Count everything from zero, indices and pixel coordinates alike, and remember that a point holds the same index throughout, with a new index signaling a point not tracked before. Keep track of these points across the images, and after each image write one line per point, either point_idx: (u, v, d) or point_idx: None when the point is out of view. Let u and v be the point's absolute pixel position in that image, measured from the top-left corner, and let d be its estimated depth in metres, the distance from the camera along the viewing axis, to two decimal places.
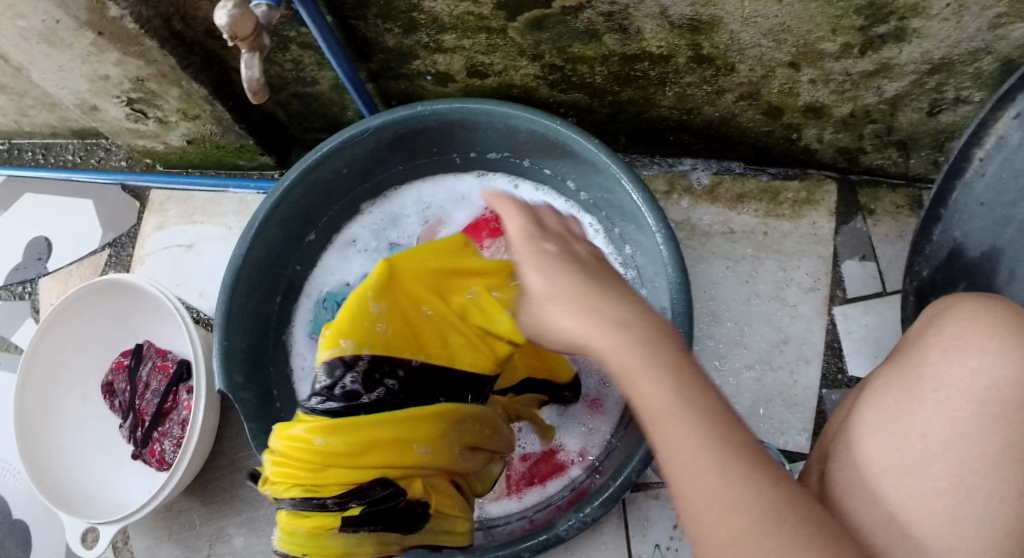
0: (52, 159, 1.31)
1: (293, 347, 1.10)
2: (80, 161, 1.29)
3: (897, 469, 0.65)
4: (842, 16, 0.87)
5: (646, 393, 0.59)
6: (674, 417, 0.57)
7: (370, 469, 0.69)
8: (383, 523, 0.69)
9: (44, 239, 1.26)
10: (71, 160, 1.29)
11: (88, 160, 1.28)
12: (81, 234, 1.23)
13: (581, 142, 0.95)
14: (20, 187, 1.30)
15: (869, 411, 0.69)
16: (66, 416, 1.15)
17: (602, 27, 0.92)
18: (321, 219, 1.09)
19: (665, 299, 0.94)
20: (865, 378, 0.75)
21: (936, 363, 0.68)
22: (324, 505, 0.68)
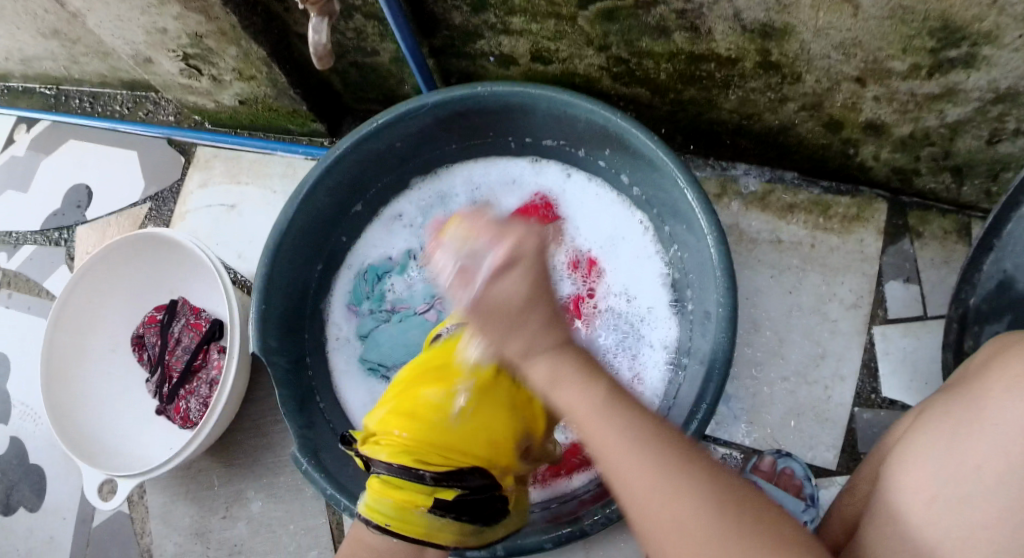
0: (99, 108, 1.31)
1: (329, 317, 1.10)
2: (128, 113, 1.28)
3: (948, 499, 0.65)
4: (915, 36, 0.87)
5: (571, 397, 0.66)
6: (602, 417, 0.65)
7: (473, 459, 0.74)
8: (467, 514, 0.73)
9: (85, 187, 1.26)
10: (118, 111, 1.29)
11: (136, 112, 1.28)
12: (124, 185, 1.23)
13: (640, 137, 0.94)
14: (65, 133, 1.30)
15: (923, 440, 0.69)
16: (93, 366, 1.15)
17: (673, 24, 0.92)
18: (369, 191, 1.09)
19: (710, 303, 0.94)
20: (924, 405, 0.74)
21: (998, 397, 0.66)
22: (422, 479, 0.71)
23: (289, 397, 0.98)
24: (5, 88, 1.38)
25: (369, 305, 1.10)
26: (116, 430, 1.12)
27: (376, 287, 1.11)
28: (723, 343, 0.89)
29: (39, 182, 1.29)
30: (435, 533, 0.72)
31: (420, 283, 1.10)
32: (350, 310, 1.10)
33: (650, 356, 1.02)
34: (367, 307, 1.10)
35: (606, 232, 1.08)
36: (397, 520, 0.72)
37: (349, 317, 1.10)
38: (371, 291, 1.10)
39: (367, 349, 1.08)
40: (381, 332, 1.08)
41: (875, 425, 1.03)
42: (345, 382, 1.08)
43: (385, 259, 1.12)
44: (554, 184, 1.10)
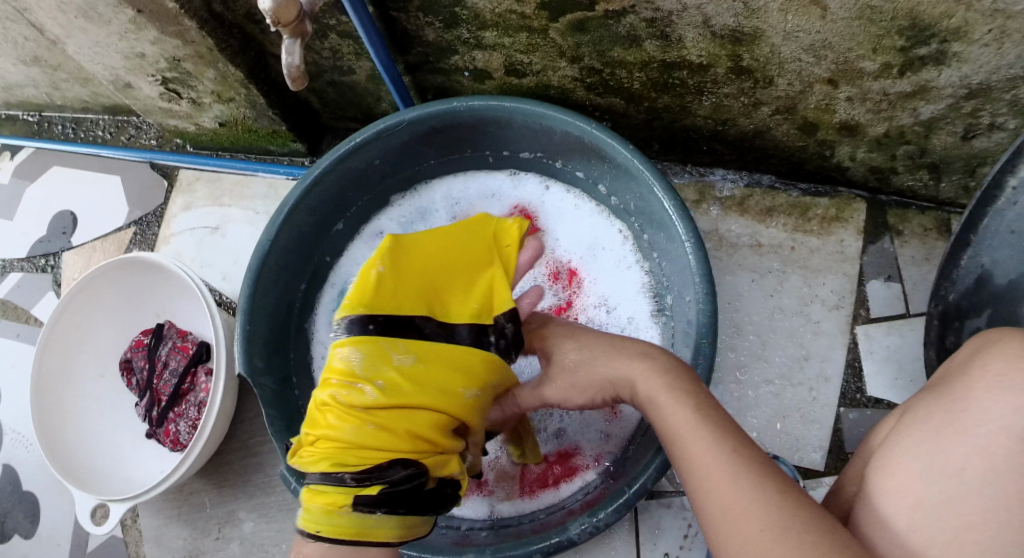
0: (82, 134, 1.31)
1: (315, 336, 1.10)
2: (110, 138, 1.29)
3: (934, 501, 0.65)
4: (884, 36, 0.87)
5: (677, 417, 0.70)
6: (693, 432, 0.68)
7: (395, 450, 0.75)
8: (405, 506, 0.72)
9: (70, 212, 1.27)
10: (101, 136, 1.30)
11: (119, 137, 1.29)
12: (108, 210, 1.24)
13: (616, 146, 0.95)
14: (49, 160, 1.31)
15: (906, 443, 0.70)
16: (83, 392, 1.15)
17: (644, 32, 0.92)
18: (350, 209, 1.09)
19: (690, 310, 0.94)
20: (907, 406, 0.75)
21: (979, 397, 0.67)
22: (342, 481, 0.72)
23: (274, 416, 0.98)
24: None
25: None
26: (104, 455, 1.12)
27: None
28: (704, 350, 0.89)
29: (24, 209, 1.30)
30: (374, 531, 0.71)
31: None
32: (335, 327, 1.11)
33: None
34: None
35: (585, 241, 1.08)
36: (329, 526, 0.71)
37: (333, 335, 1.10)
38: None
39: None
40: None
41: (862, 424, 1.03)
42: None
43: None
44: (533, 195, 1.10)
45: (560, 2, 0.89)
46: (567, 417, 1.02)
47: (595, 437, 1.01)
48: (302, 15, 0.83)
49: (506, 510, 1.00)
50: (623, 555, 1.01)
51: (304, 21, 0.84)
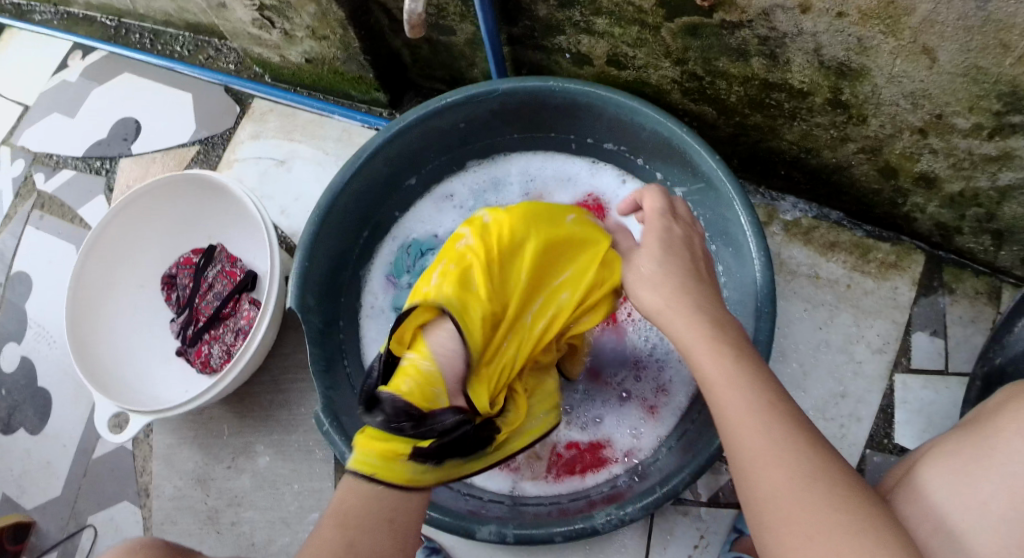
0: (159, 46, 1.30)
1: (367, 285, 1.11)
2: (187, 56, 1.28)
3: (951, 532, 0.68)
4: (982, 97, 0.90)
5: (707, 365, 0.71)
6: (730, 383, 0.69)
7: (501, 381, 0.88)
8: (449, 456, 0.78)
9: (134, 120, 1.26)
10: (178, 52, 1.29)
11: (196, 56, 1.28)
12: (174, 126, 1.23)
13: (702, 154, 0.96)
14: (122, 66, 1.30)
15: (932, 472, 0.71)
16: (121, 299, 1.15)
17: (754, 48, 0.95)
18: (425, 166, 1.09)
19: (749, 327, 0.95)
20: (936, 437, 0.76)
21: (1009, 437, 0.68)
22: (400, 429, 0.76)
23: (318, 356, 0.98)
24: (65, 13, 1.38)
25: (409, 280, 1.10)
26: (130, 364, 1.12)
27: (418, 261, 1.09)
28: None
29: (88, 109, 1.29)
30: (415, 479, 0.74)
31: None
32: (389, 281, 1.11)
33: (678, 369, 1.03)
34: (406, 281, 1.10)
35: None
36: (382, 469, 0.73)
37: (386, 288, 1.11)
38: (412, 266, 1.10)
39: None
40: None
41: (884, 469, 1.05)
42: (374, 352, 1.08)
43: (432, 237, 1.12)
44: (609, 187, 1.12)
45: (681, 3, 0.91)
46: (605, 409, 1.03)
47: (629, 433, 1.02)
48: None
49: (529, 490, 1.00)
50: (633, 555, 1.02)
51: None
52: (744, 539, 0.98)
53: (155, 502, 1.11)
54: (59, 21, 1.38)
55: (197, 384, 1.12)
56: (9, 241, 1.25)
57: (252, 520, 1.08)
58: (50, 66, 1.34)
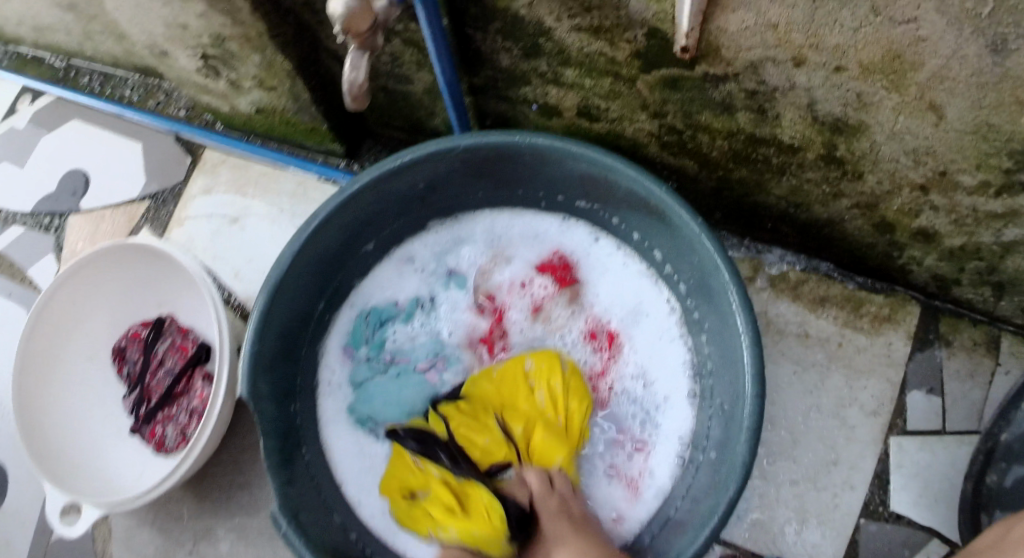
0: (109, 90, 1.17)
1: (323, 358, 1.03)
2: (137, 101, 1.16)
3: None
4: (992, 154, 0.82)
5: None
6: None
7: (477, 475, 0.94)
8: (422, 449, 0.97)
9: (82, 172, 1.15)
10: (127, 97, 1.16)
11: (146, 101, 1.15)
12: (124, 179, 1.13)
13: (682, 215, 0.87)
14: (69, 112, 1.19)
15: None
16: (69, 373, 1.06)
17: (740, 103, 0.88)
18: (382, 230, 1.01)
19: (738, 405, 0.88)
20: None
21: None
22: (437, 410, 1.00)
23: (273, 449, 0.91)
24: (15, 52, 1.23)
25: (366, 351, 1.04)
26: (83, 440, 1.03)
27: (376, 332, 1.04)
28: (745, 454, 0.83)
29: (37, 160, 1.18)
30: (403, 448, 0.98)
31: (424, 337, 1.04)
32: (344, 352, 1.04)
33: (663, 451, 0.97)
34: (364, 353, 1.04)
35: (629, 306, 1.02)
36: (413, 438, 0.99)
37: (342, 360, 1.03)
38: (371, 336, 1.04)
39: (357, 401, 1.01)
40: (374, 383, 1.01)
41: (880, 539, 0.99)
42: (333, 429, 1.01)
43: (391, 303, 1.05)
44: (579, 246, 1.05)
45: (657, 55, 0.85)
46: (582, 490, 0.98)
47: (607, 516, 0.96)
48: (376, 27, 0.74)
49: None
50: None
51: (376, 35, 0.74)
52: None
53: None
54: (5, 60, 1.23)
55: (154, 466, 1.04)
56: None
57: None
58: None
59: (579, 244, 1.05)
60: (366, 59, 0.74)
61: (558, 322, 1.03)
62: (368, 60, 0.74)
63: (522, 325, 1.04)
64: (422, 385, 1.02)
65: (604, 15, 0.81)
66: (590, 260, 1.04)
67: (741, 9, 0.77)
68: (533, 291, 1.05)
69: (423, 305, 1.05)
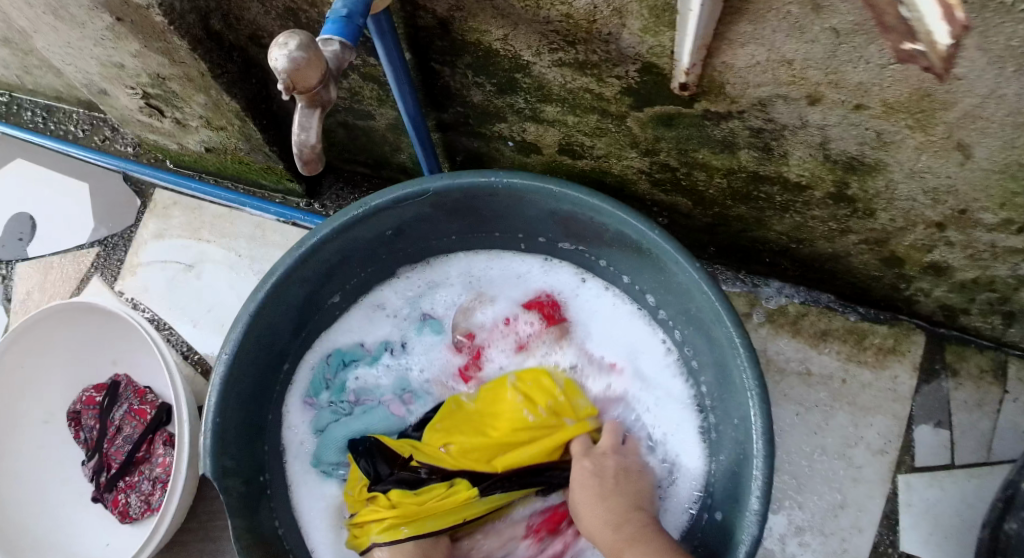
0: (53, 125, 1.10)
1: (285, 418, 0.94)
2: (83, 137, 1.09)
3: None
4: (1018, 193, 0.76)
5: None
6: None
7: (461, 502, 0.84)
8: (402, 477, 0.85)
9: (29, 217, 1.06)
10: (72, 133, 1.09)
11: (91, 137, 1.08)
12: (71, 223, 1.04)
13: (679, 260, 0.81)
14: (12, 150, 1.10)
15: None
16: (20, 441, 0.97)
17: (743, 141, 0.80)
18: (349, 281, 0.94)
19: (744, 465, 0.81)
20: None
21: None
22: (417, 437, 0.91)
23: (243, 529, 0.82)
24: None
25: (328, 396, 0.96)
26: (38, 516, 0.94)
27: (339, 374, 0.97)
28: (755, 518, 0.77)
29: None
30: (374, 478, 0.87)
31: (391, 376, 0.98)
32: (306, 403, 0.96)
33: (665, 512, 0.90)
34: (326, 398, 0.96)
35: (622, 349, 0.97)
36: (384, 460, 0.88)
37: (304, 415, 0.95)
38: (333, 379, 0.96)
39: (323, 448, 0.92)
40: (338, 426, 0.93)
41: None
42: (301, 493, 0.93)
43: (358, 346, 0.99)
44: (566, 286, 0.99)
45: (652, 91, 0.77)
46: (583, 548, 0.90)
47: None
48: (328, 79, 0.63)
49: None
50: None
51: (328, 87, 0.64)
52: None
53: None
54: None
55: (121, 539, 0.94)
56: None
57: None
58: None
59: (566, 283, 0.99)
60: (317, 116, 0.64)
61: (542, 363, 0.97)
62: (320, 118, 0.64)
63: (503, 363, 0.98)
64: (389, 419, 0.94)
65: (590, 49, 0.74)
66: (576, 302, 0.98)
67: (751, 43, 0.68)
68: (519, 330, 0.98)
69: (393, 348, 0.99)
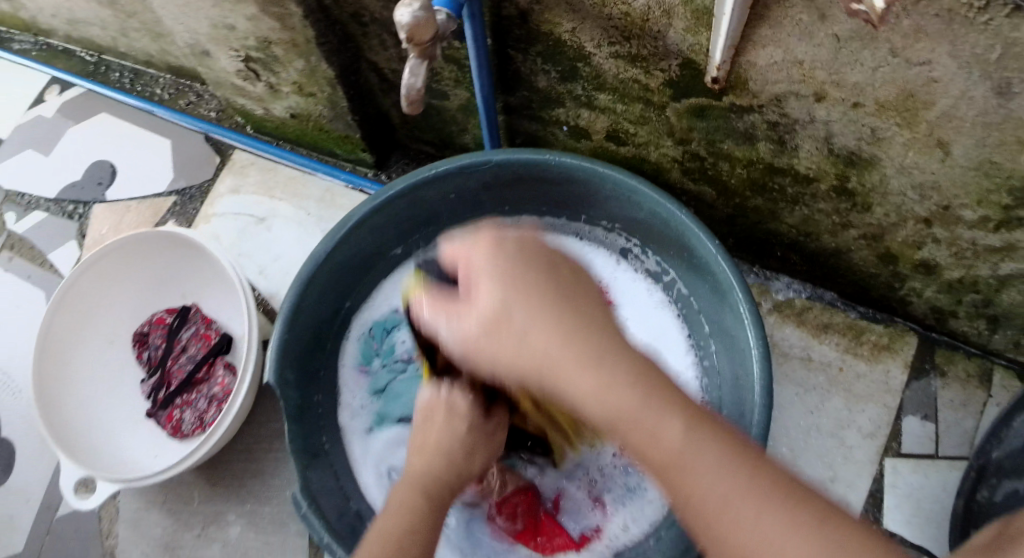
0: (140, 88, 1.25)
1: (340, 378, 1.05)
2: (168, 99, 1.23)
3: None
4: (992, 191, 0.87)
5: (593, 385, 0.55)
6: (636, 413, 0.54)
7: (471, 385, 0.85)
8: None
9: (110, 164, 1.20)
10: (158, 96, 1.23)
11: (177, 100, 1.23)
12: (151, 172, 1.17)
13: (701, 238, 0.92)
14: (98, 106, 1.25)
15: None
16: (87, 356, 1.06)
17: (762, 133, 0.94)
18: (411, 237, 1.05)
19: (746, 418, 0.90)
20: None
21: None
22: None
23: (296, 435, 0.93)
24: (46, 45, 1.32)
25: (379, 362, 1.06)
26: (99, 426, 1.02)
27: (384, 341, 1.07)
28: None
29: (62, 149, 1.23)
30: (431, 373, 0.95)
31: None
32: (360, 371, 1.06)
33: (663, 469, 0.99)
34: (378, 364, 1.06)
35: (646, 335, 1.08)
36: None
37: (359, 382, 1.05)
38: (380, 348, 1.07)
39: (387, 406, 1.03)
40: (398, 386, 1.04)
41: None
42: (352, 441, 1.02)
43: (392, 312, 1.08)
44: (605, 272, 1.11)
45: (688, 85, 0.92)
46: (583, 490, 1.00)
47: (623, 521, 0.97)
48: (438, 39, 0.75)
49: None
50: None
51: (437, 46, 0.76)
52: None
53: None
54: (37, 51, 1.32)
55: (168, 452, 1.03)
56: None
57: None
58: (22, 102, 1.28)
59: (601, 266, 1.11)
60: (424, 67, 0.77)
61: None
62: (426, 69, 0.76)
63: None
64: None
65: (642, 44, 0.88)
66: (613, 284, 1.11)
67: (770, 45, 0.82)
68: None
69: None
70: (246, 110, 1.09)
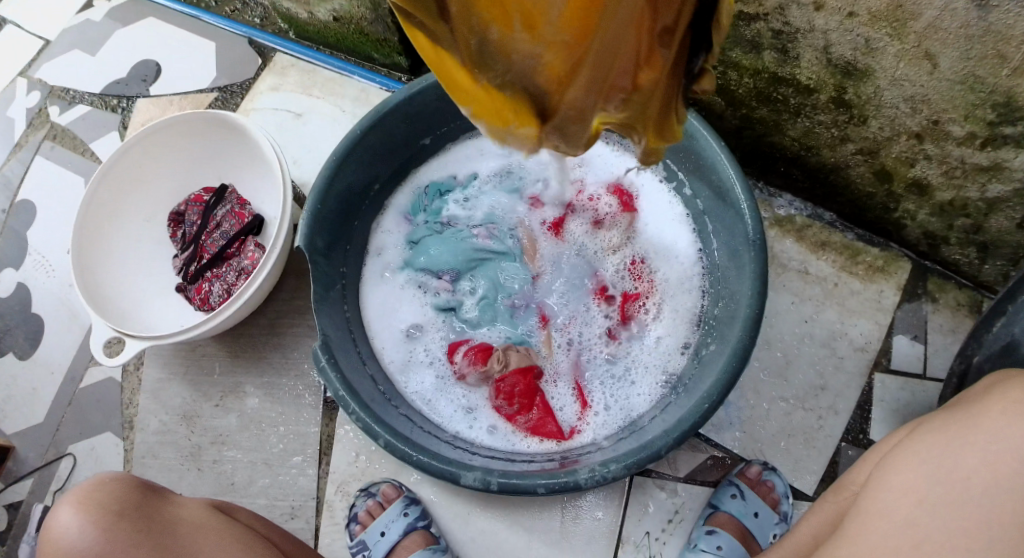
0: None
1: (381, 222, 1.15)
2: (214, 6, 1.34)
3: (933, 503, 0.67)
4: (978, 106, 0.91)
5: None
6: None
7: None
8: None
9: (154, 62, 1.32)
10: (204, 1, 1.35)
11: (223, 7, 1.34)
12: (193, 71, 1.30)
13: (706, 140, 0.98)
14: (146, 12, 1.36)
15: (921, 447, 0.72)
16: (126, 232, 1.15)
17: (767, 42, 1.00)
18: (440, 128, 1.14)
19: (740, 305, 0.95)
20: (918, 424, 0.77)
21: (994, 418, 0.70)
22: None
23: (320, 297, 1.01)
24: None
25: (424, 217, 1.15)
26: (135, 294, 1.12)
27: (435, 202, 1.15)
28: (742, 339, 0.91)
29: (112, 48, 1.34)
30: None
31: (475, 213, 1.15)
32: (404, 219, 1.16)
33: (656, 367, 1.04)
34: (422, 219, 1.15)
35: (662, 237, 1.10)
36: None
37: (399, 226, 1.16)
38: (429, 205, 1.15)
39: (414, 253, 1.11)
40: (430, 239, 1.12)
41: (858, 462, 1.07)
42: (372, 308, 1.10)
43: (449, 178, 1.17)
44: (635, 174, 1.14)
45: None
46: (580, 378, 1.05)
47: (614, 408, 1.02)
48: None
49: (468, 433, 1.02)
50: (607, 524, 1.03)
51: None
52: (718, 514, 1.03)
53: (139, 434, 1.11)
54: None
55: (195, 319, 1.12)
56: (17, 169, 1.29)
57: (234, 459, 1.08)
58: (74, 5, 1.39)
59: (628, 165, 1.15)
60: None
61: (612, 236, 1.11)
62: None
63: (581, 233, 1.12)
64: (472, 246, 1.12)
65: None
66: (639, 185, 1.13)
67: None
68: (599, 207, 1.13)
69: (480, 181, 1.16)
70: (291, 15, 1.23)
